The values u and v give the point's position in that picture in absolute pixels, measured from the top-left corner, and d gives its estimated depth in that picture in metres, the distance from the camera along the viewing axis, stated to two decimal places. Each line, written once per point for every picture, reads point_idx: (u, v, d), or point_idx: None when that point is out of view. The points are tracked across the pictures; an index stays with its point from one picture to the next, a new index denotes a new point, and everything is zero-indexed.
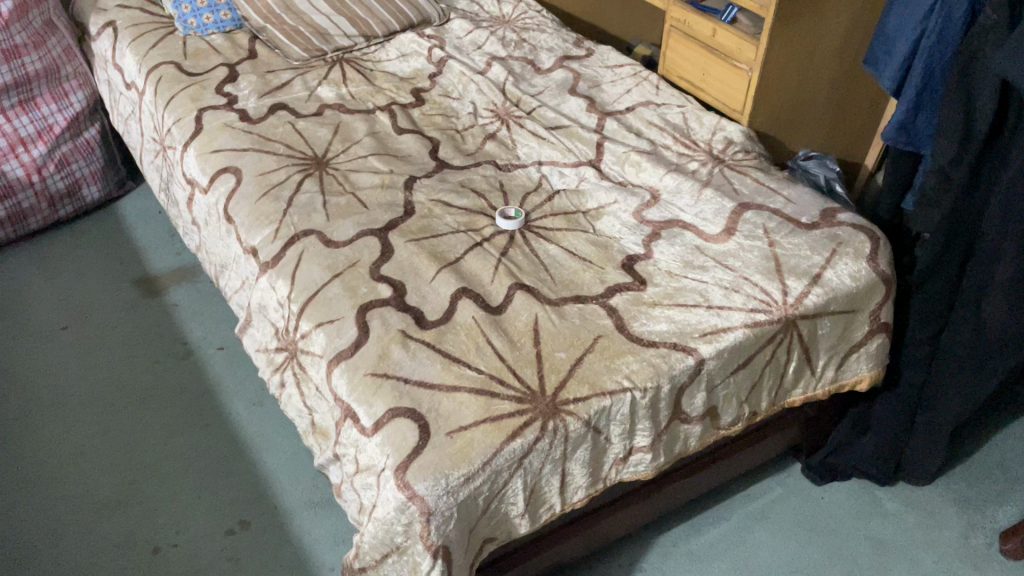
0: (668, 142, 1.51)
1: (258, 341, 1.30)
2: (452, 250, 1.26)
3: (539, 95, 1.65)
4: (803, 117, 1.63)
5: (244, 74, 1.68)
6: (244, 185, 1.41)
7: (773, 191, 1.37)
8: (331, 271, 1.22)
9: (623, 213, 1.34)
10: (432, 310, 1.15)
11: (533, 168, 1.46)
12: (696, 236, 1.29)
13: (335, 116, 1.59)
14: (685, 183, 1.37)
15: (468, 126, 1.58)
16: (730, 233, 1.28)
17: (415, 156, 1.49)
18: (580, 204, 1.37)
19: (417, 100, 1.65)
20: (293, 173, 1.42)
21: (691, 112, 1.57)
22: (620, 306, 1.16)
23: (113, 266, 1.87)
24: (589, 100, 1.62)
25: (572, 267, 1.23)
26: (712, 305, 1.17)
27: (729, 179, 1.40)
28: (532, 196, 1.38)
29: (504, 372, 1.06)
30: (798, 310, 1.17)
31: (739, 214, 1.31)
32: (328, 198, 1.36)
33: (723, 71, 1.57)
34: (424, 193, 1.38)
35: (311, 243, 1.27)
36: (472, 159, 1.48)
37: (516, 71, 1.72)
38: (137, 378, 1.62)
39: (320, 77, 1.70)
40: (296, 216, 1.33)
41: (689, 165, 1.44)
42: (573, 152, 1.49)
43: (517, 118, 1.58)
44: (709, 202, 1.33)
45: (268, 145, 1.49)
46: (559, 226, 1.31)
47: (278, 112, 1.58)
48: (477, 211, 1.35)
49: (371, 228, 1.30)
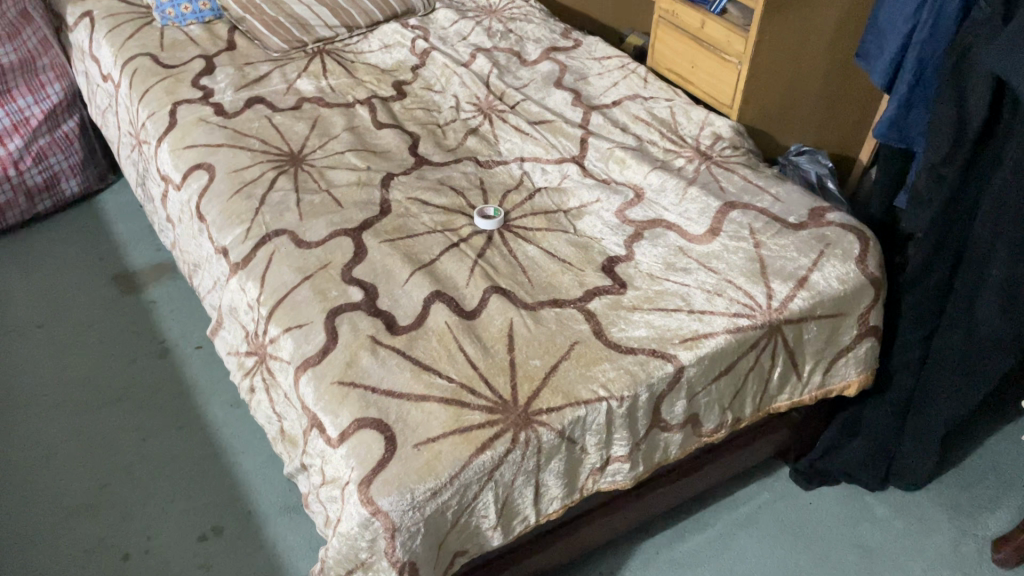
0: (654, 137, 1.46)
1: (229, 344, 1.27)
2: (427, 251, 1.22)
3: (524, 89, 1.61)
4: (795, 111, 1.58)
5: (222, 66, 1.64)
6: (216, 183, 1.37)
7: (760, 189, 1.33)
8: (302, 273, 1.19)
9: (605, 212, 1.30)
10: (403, 315, 1.11)
11: (514, 165, 1.42)
12: (679, 237, 1.25)
13: (313, 110, 1.55)
14: (669, 181, 1.33)
15: (450, 121, 1.53)
16: (714, 233, 1.24)
17: (394, 151, 1.45)
18: (562, 202, 1.33)
19: (398, 93, 1.61)
20: (267, 170, 1.38)
21: (679, 107, 1.52)
22: (599, 311, 1.12)
23: (92, 262, 1.84)
24: (574, 94, 1.58)
25: (550, 269, 1.20)
26: (694, 309, 1.13)
27: (715, 176, 1.36)
28: (512, 194, 1.34)
29: (476, 381, 1.02)
30: (783, 315, 1.14)
31: (724, 214, 1.27)
32: (302, 196, 1.32)
33: (712, 64, 1.52)
34: (401, 190, 1.34)
35: (282, 244, 1.24)
36: (453, 155, 1.44)
37: (501, 63, 1.68)
38: (113, 378, 1.59)
39: (300, 69, 1.66)
40: (268, 215, 1.29)
41: (675, 162, 1.40)
42: (556, 148, 1.45)
43: (500, 112, 1.54)
44: (694, 201, 1.30)
45: (243, 141, 1.45)
46: (538, 226, 1.27)
47: (255, 106, 1.54)
48: (455, 210, 1.31)
49: (345, 228, 1.26)
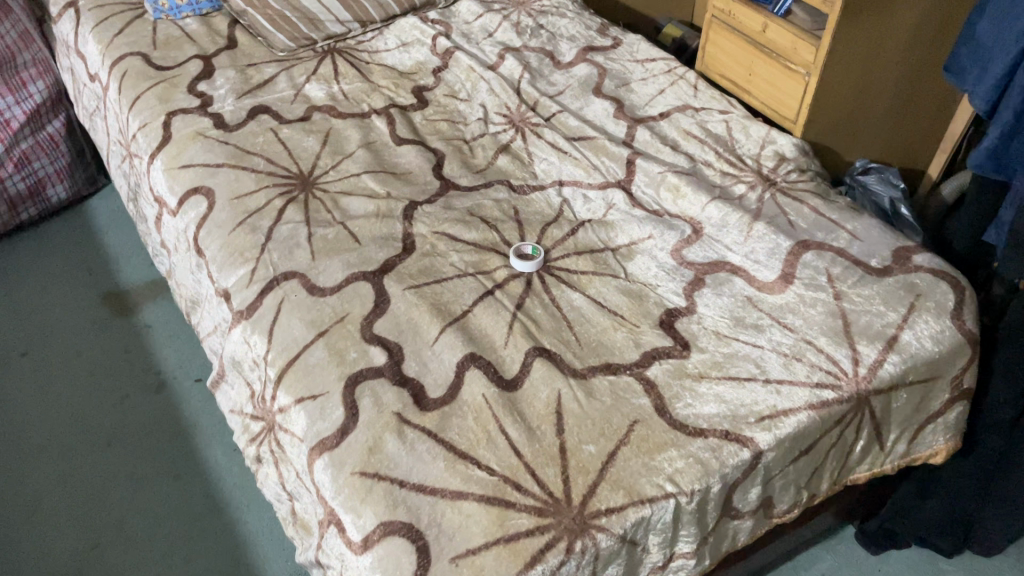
0: (709, 157, 1.30)
1: (232, 401, 1.12)
2: (459, 301, 1.06)
3: (559, 97, 1.44)
4: (863, 125, 1.41)
5: (222, 69, 1.47)
6: (216, 211, 1.21)
7: (835, 225, 1.17)
8: (315, 328, 1.03)
9: (660, 251, 1.14)
10: (433, 384, 0.96)
11: (553, 190, 1.26)
12: (747, 284, 1.09)
13: (324, 121, 1.38)
14: (731, 215, 1.17)
15: (478, 135, 1.37)
16: (787, 280, 1.09)
17: (417, 173, 1.28)
18: (608, 238, 1.17)
19: (419, 100, 1.44)
20: (273, 196, 1.22)
21: (735, 121, 1.35)
22: (660, 380, 0.97)
23: (81, 279, 1.68)
24: (616, 103, 1.41)
25: (601, 324, 1.04)
26: (769, 379, 0.97)
27: (783, 209, 1.20)
28: (552, 228, 1.18)
29: (521, 473, 0.87)
30: (872, 384, 0.98)
31: (797, 256, 1.11)
32: (313, 229, 1.16)
33: (773, 73, 1.35)
34: (426, 223, 1.18)
35: (292, 290, 1.08)
36: (482, 178, 1.28)
37: (533, 66, 1.50)
38: (102, 417, 1.44)
39: (308, 71, 1.49)
40: (276, 253, 1.13)
41: (734, 189, 1.24)
42: (599, 170, 1.28)
43: (534, 125, 1.37)
44: (761, 240, 1.14)
45: (246, 160, 1.28)
46: (584, 269, 1.11)
47: (259, 117, 1.37)
48: (487, 247, 1.15)
49: (363, 271, 1.10)
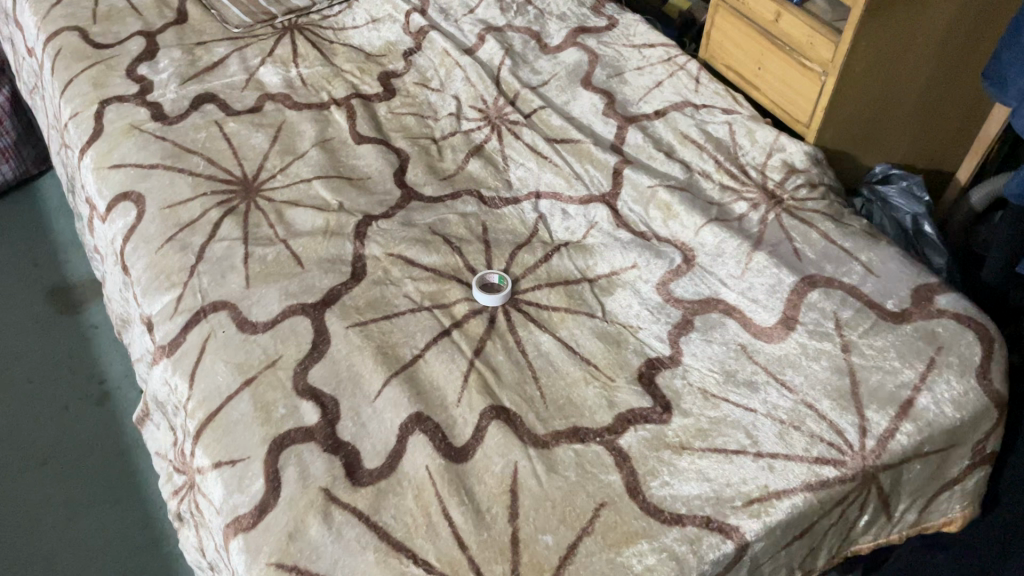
0: (708, 167, 1.14)
1: (158, 443, 1.00)
2: (409, 343, 0.93)
3: (543, 88, 1.28)
4: (887, 127, 1.25)
5: (167, 48, 1.31)
6: (145, 222, 1.07)
7: (847, 255, 1.02)
8: (241, 374, 0.90)
9: (644, 284, 1.00)
10: (371, 451, 0.83)
11: (528, 204, 1.11)
12: (742, 328, 0.95)
13: (277, 112, 1.23)
14: (728, 241, 1.02)
15: (448, 133, 1.21)
16: (789, 325, 0.94)
17: (375, 179, 1.14)
18: (586, 266, 1.02)
19: (386, 89, 1.28)
20: (210, 206, 1.07)
21: (739, 123, 1.20)
22: (634, 452, 0.83)
23: (24, 270, 1.55)
24: (606, 98, 1.25)
25: (570, 375, 0.90)
26: (761, 453, 0.84)
27: (788, 234, 1.05)
28: (523, 252, 1.04)
29: (463, 571, 0.73)
30: (881, 459, 0.84)
31: (801, 295, 0.97)
32: (251, 249, 1.02)
33: (786, 69, 1.18)
34: (380, 243, 1.04)
35: (221, 325, 0.95)
36: (449, 187, 1.13)
37: (516, 50, 1.34)
38: (36, 432, 1.31)
39: (263, 52, 1.33)
40: (206, 277, 0.99)
41: (734, 207, 1.09)
42: (582, 180, 1.13)
43: (512, 123, 1.21)
44: (760, 274, 0.99)
45: (183, 160, 1.14)
46: (557, 304, 0.98)
47: (204, 107, 1.22)
48: (448, 274, 1.01)
49: (302, 303, 0.96)
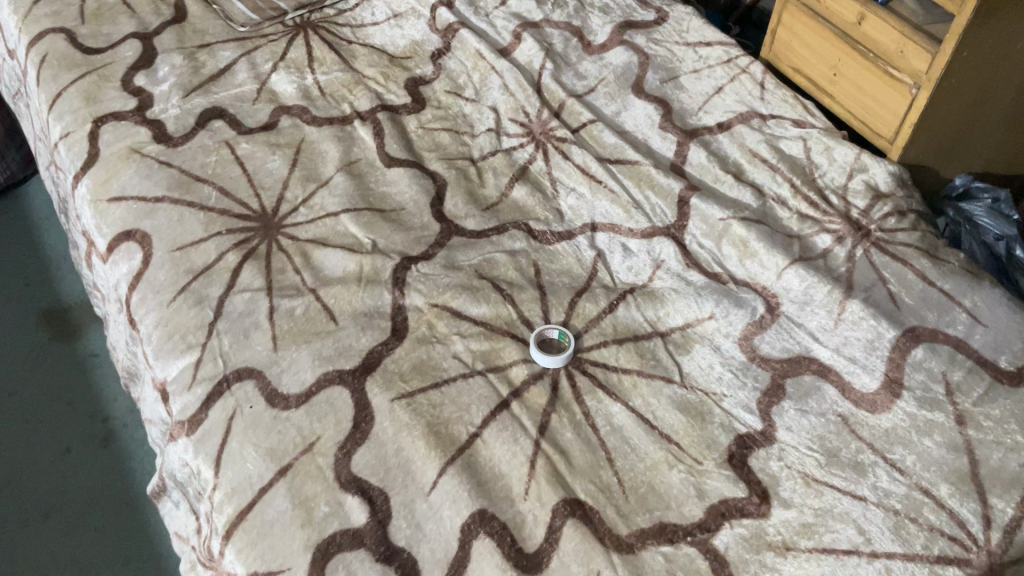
0: (783, 192, 1.02)
1: (177, 524, 0.88)
2: (463, 418, 0.81)
3: (590, 96, 1.15)
4: (974, 138, 1.12)
5: (165, 52, 1.17)
6: (154, 268, 0.94)
7: (948, 300, 0.91)
8: (273, 462, 0.78)
9: (724, 339, 0.88)
10: (430, 560, 0.72)
11: (584, 239, 0.99)
12: (840, 395, 0.84)
13: (294, 129, 1.10)
14: (817, 286, 0.91)
15: (488, 152, 1.08)
16: (893, 390, 0.83)
17: (410, 211, 1.01)
18: (656, 316, 0.90)
19: (414, 99, 1.14)
20: (225, 248, 0.95)
21: (814, 137, 1.07)
22: (731, 555, 0.72)
23: (15, 290, 1.43)
24: (662, 107, 1.12)
25: (650, 457, 0.79)
26: (875, 553, 0.72)
27: (881, 275, 0.93)
28: (583, 300, 0.92)
29: None
30: (1010, 555, 0.72)
31: (904, 354, 0.85)
32: (276, 301, 0.90)
33: (868, 78, 1.05)
34: (421, 292, 0.92)
35: (246, 398, 0.83)
36: (494, 219, 1.01)
37: (556, 50, 1.20)
38: (39, 481, 1.20)
39: (274, 56, 1.19)
40: (227, 338, 0.87)
41: (816, 241, 0.97)
42: (643, 209, 1.01)
43: (560, 140, 1.08)
44: (855, 327, 0.88)
45: (192, 191, 1.01)
46: (627, 366, 0.86)
47: (212, 125, 1.09)
48: (501, 329, 0.89)
49: (339, 370, 0.84)
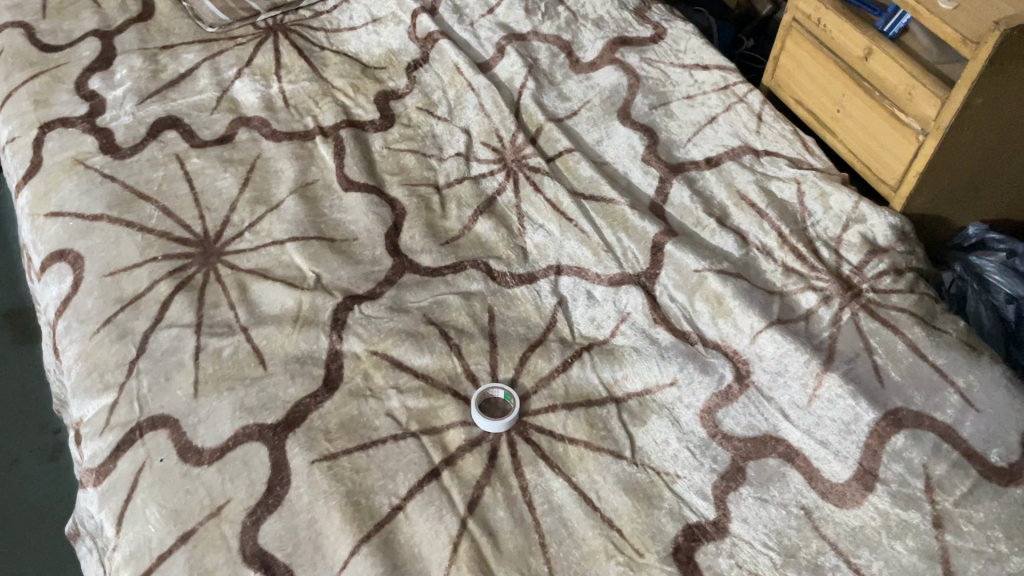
0: (769, 240, 0.93)
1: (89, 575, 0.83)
2: (387, 488, 0.74)
3: (571, 121, 1.07)
4: (993, 188, 1.01)
5: (125, 54, 1.11)
6: (82, 294, 0.88)
7: (941, 377, 0.81)
8: (176, 527, 0.72)
9: (685, 410, 0.80)
10: None
11: (547, 283, 0.91)
12: (806, 484, 0.76)
13: (250, 143, 1.03)
14: (793, 355, 0.82)
15: (454, 179, 1.01)
16: (866, 482, 0.75)
17: (364, 242, 0.94)
18: (613, 379, 0.83)
19: (383, 115, 1.07)
20: (159, 276, 0.88)
21: (810, 180, 0.97)
22: None
23: None
24: (647, 137, 1.03)
25: (585, 544, 0.72)
26: None
27: (868, 344, 0.84)
28: (535, 355, 0.84)
29: None
30: None
31: (882, 440, 0.76)
32: (204, 340, 0.84)
33: (873, 118, 0.96)
34: (361, 336, 0.85)
35: (158, 450, 0.77)
36: (451, 255, 0.93)
37: (541, 67, 1.12)
38: None
39: (240, 61, 1.12)
40: (147, 379, 0.81)
41: (800, 300, 0.88)
42: (614, 254, 0.93)
43: (532, 169, 1.00)
44: (831, 406, 0.79)
45: (133, 210, 0.94)
46: (575, 435, 0.79)
47: (164, 135, 1.02)
48: (443, 384, 0.82)
49: (260, 424, 0.78)
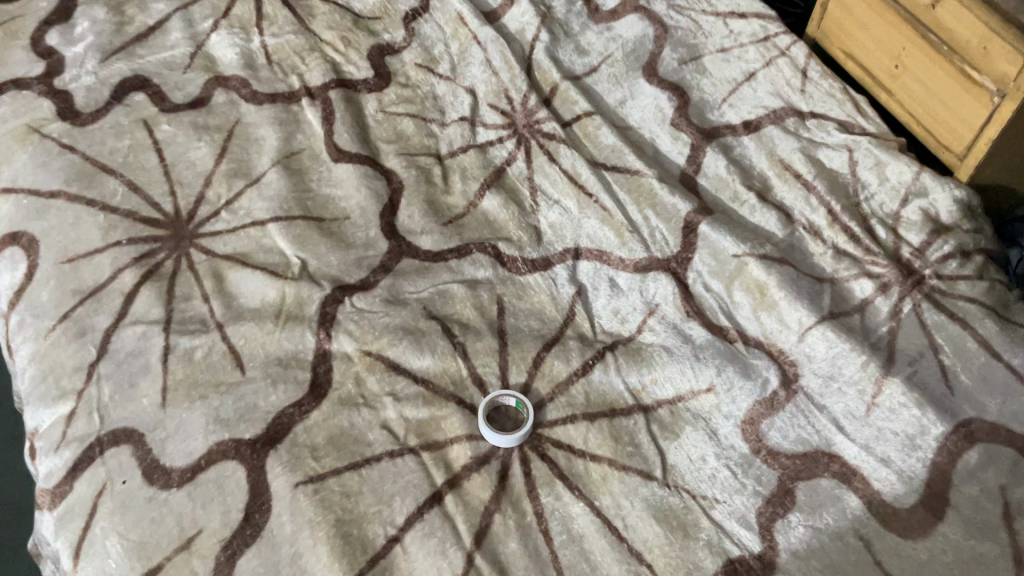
0: (817, 218, 0.82)
1: None
2: (382, 515, 0.65)
3: (590, 79, 0.95)
4: None
5: (87, 5, 0.99)
6: (36, 284, 0.77)
7: (1018, 382, 0.70)
8: (140, 563, 0.62)
9: (724, 420, 0.70)
10: None
11: (564, 269, 0.80)
12: (866, 510, 0.65)
13: (227, 106, 0.91)
14: (847, 357, 0.71)
15: (458, 147, 0.89)
16: (934, 508, 0.64)
17: (355, 222, 0.83)
18: (640, 384, 0.73)
19: (377, 73, 0.95)
20: (123, 264, 0.78)
21: (863, 147, 0.85)
22: None
23: None
24: (677, 97, 0.91)
25: None
26: None
27: (933, 341, 0.73)
28: (550, 356, 0.74)
29: None
30: None
31: (952, 459, 0.66)
32: (173, 339, 0.73)
33: (939, 76, 0.83)
34: (353, 334, 0.74)
35: (120, 470, 0.67)
36: (455, 237, 0.82)
37: (556, 17, 1.00)
38: None
39: (216, 11, 1.00)
40: (108, 386, 0.71)
41: (853, 289, 0.77)
42: (640, 235, 0.82)
43: (546, 135, 0.89)
44: (893, 417, 0.69)
45: (95, 185, 0.83)
46: (597, 450, 0.69)
47: (130, 98, 0.91)
48: (446, 391, 0.72)
49: (236, 440, 0.68)
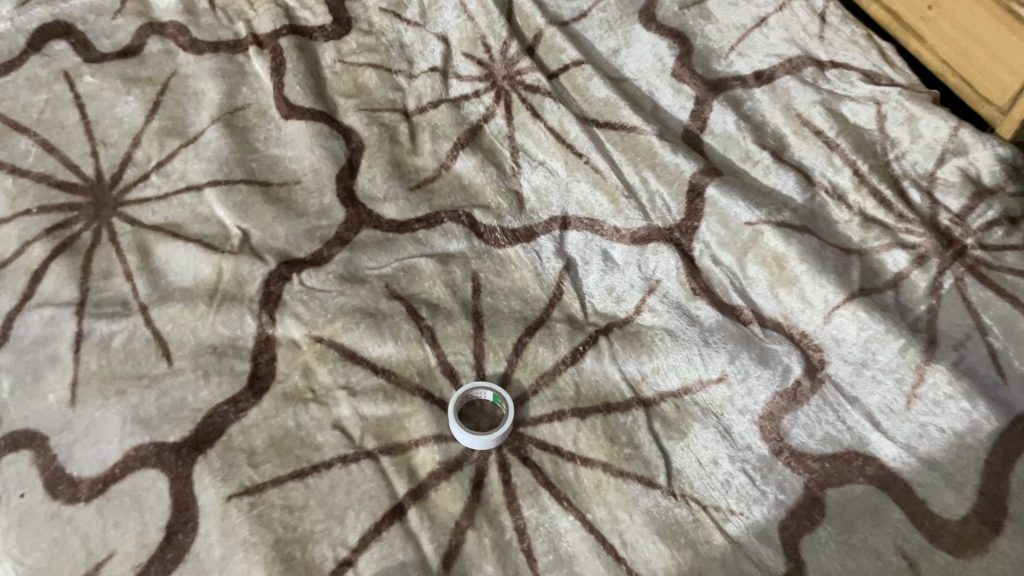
0: (840, 181, 0.71)
1: None
2: (331, 534, 0.54)
3: (579, 26, 0.83)
4: None
5: None
6: None
7: None
8: None
9: (738, 416, 0.60)
10: None
11: (549, 240, 0.69)
12: (908, 522, 0.54)
13: (162, 56, 0.79)
14: (882, 340, 0.61)
15: (428, 102, 0.78)
16: (990, 519, 0.54)
17: (308, 187, 0.71)
18: (640, 373, 0.62)
19: (337, 19, 0.83)
20: (32, 236, 0.66)
21: (892, 100, 0.74)
22: None
23: None
24: (678, 44, 0.79)
25: None
26: None
27: (980, 321, 0.63)
28: (534, 341, 0.63)
29: None
30: None
31: (1009, 460, 0.56)
32: (87, 324, 0.62)
33: (979, 16, 0.72)
34: (301, 317, 0.63)
35: (17, 482, 0.55)
36: (424, 204, 0.71)
37: None
38: None
39: None
40: (7, 381, 0.59)
41: (885, 261, 0.66)
42: (638, 200, 0.70)
43: (529, 88, 0.77)
44: (937, 411, 0.58)
45: (4, 145, 0.71)
46: (589, 453, 0.58)
47: (49, 47, 0.78)
48: (410, 384, 0.61)
49: (158, 444, 0.57)
